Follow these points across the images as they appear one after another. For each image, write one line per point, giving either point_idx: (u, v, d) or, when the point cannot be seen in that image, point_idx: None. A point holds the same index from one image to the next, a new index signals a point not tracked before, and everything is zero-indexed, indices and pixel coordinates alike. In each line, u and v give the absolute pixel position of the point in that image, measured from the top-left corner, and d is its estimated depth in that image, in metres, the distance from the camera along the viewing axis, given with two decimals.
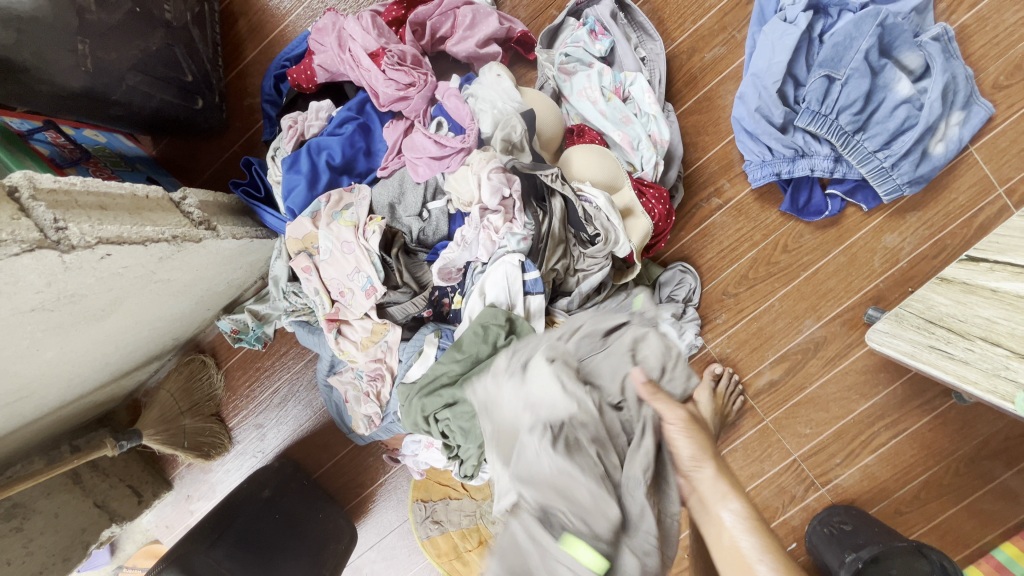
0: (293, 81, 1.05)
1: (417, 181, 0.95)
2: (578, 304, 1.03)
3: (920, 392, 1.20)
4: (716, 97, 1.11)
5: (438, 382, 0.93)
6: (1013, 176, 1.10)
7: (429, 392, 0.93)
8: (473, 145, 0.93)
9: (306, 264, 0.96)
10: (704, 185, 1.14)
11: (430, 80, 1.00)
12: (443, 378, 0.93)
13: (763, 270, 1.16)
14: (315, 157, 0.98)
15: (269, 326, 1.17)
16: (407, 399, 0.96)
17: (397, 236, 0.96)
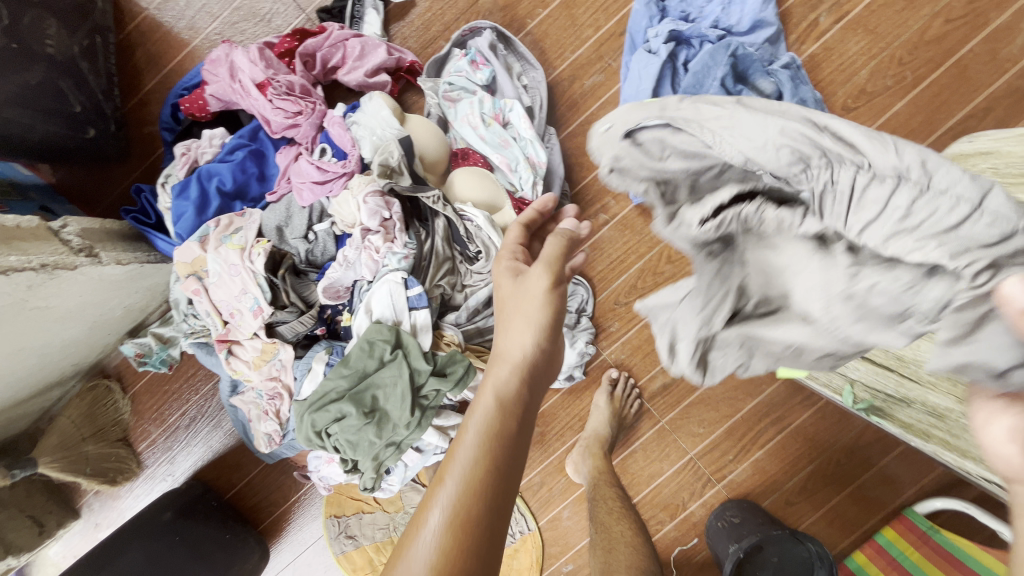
0: (186, 110, 1.09)
1: (302, 205, 1.00)
2: (467, 319, 1.08)
3: (800, 388, 1.29)
4: (597, 120, 1.19)
5: (326, 399, 0.96)
6: None
7: (317, 408, 0.96)
8: (355, 169, 0.99)
9: (195, 287, 0.99)
10: (591, 202, 1.22)
11: (318, 108, 1.06)
12: (329, 396, 0.96)
13: (650, 280, 1.24)
14: (205, 183, 1.02)
15: (175, 348, 1.18)
16: (299, 416, 0.98)
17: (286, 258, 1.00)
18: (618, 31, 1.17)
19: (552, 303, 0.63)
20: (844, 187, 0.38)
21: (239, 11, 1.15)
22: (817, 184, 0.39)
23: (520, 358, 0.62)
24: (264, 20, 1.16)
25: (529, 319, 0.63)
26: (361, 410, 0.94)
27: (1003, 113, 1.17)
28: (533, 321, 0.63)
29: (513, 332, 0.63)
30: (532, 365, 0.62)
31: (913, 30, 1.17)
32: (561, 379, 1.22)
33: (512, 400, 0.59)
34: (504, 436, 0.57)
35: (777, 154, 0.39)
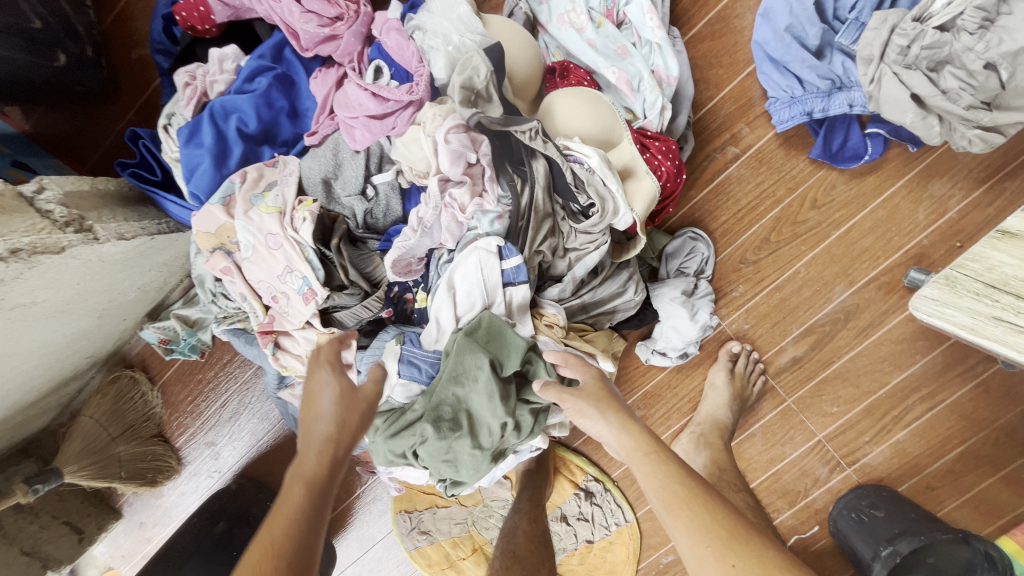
0: (183, 22, 0.80)
1: (354, 148, 0.74)
2: (572, 292, 0.84)
3: (961, 359, 1.05)
4: (731, 16, 0.89)
5: (399, 421, 0.77)
6: None
7: (394, 435, 0.76)
8: (424, 96, 0.72)
9: (225, 264, 0.75)
10: (717, 131, 0.94)
11: (361, 9, 0.77)
12: (402, 418, 0.77)
13: (787, 232, 0.98)
14: (222, 123, 0.76)
15: (204, 332, 0.96)
16: (372, 434, 0.78)
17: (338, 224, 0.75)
18: None
19: (349, 392, 0.60)
20: None
21: None
22: None
23: (314, 449, 0.55)
24: None
25: (332, 406, 0.58)
26: (437, 421, 0.74)
27: None
28: (332, 401, 0.59)
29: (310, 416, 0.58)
30: (329, 453, 0.56)
31: None
32: (673, 357, 1.00)
33: (296, 500, 0.51)
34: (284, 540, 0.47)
35: None
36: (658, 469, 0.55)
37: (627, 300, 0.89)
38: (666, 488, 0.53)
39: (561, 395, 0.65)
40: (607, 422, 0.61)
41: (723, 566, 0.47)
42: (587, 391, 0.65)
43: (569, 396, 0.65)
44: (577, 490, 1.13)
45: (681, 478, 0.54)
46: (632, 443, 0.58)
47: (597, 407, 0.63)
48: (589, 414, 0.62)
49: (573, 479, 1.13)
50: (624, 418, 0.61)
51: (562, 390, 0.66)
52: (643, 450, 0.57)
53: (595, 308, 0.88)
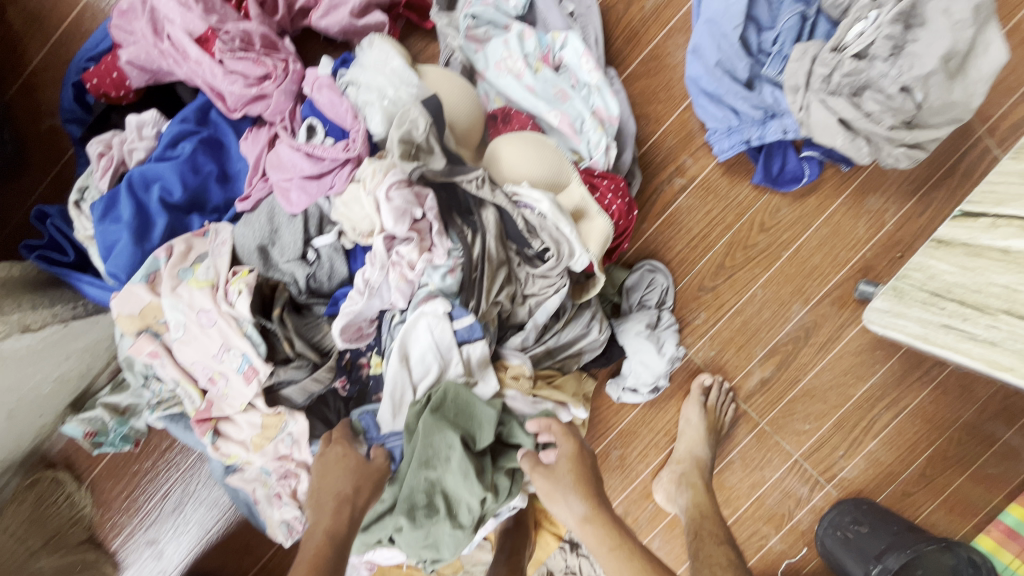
0: (95, 89, 0.76)
1: (291, 212, 0.70)
2: (536, 339, 0.82)
3: (918, 364, 1.08)
4: (664, 54, 0.91)
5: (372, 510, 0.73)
6: (995, 111, 0.98)
7: (369, 525, 0.73)
8: (362, 152, 0.69)
9: (152, 348, 0.69)
10: (663, 165, 0.95)
11: (290, 67, 0.74)
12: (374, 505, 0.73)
13: (740, 256, 0.99)
14: (143, 195, 0.71)
15: (137, 419, 0.86)
16: None
17: (279, 293, 0.70)
18: None
19: (353, 456, 0.70)
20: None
21: None
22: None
23: (331, 503, 0.64)
24: None
25: (341, 466, 0.69)
26: (412, 512, 0.70)
27: None
28: (341, 465, 0.69)
29: (326, 479, 0.67)
30: (342, 506, 0.64)
31: None
32: (645, 393, 0.97)
33: (322, 548, 0.59)
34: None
35: None
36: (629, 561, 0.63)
37: (592, 340, 0.87)
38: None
39: (534, 469, 0.72)
40: (573, 506, 0.69)
41: None
42: (555, 471, 0.71)
43: (540, 477, 0.71)
44: (561, 543, 1.06)
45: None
46: (594, 532, 0.66)
47: (563, 491, 0.70)
48: (559, 496, 0.69)
49: (556, 531, 1.04)
50: (592, 504, 0.68)
51: (537, 462, 0.72)
52: (608, 544, 0.65)
53: (560, 352, 0.86)
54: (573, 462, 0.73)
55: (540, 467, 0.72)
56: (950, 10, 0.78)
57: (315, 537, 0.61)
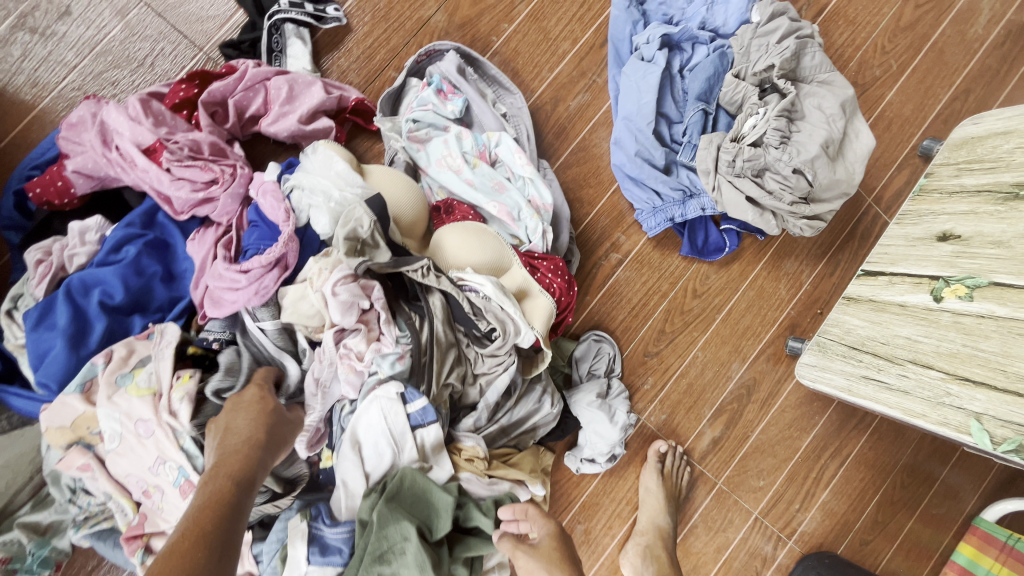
0: (37, 198, 0.76)
1: (223, 316, 0.73)
2: (488, 418, 0.83)
3: (852, 412, 1.15)
4: (591, 146, 1.01)
5: None
6: (877, 185, 1.14)
7: None
8: (294, 253, 0.72)
9: (83, 461, 0.67)
10: (599, 241, 1.03)
11: (240, 171, 0.78)
12: None
13: (678, 321, 1.06)
14: (81, 300, 0.70)
15: (61, 539, 0.78)
16: None
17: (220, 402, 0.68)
18: (597, 43, 1.01)
19: (268, 405, 0.64)
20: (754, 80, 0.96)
21: (106, 57, 0.86)
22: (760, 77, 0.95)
23: (242, 447, 0.57)
24: (144, 64, 0.87)
25: (250, 413, 0.62)
26: None
27: (981, 94, 1.18)
28: (253, 416, 0.62)
29: (230, 426, 0.60)
30: (252, 452, 0.57)
31: (889, 18, 1.14)
32: (602, 463, 0.97)
33: (223, 496, 0.51)
34: (208, 544, 0.45)
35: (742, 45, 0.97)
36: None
37: (545, 414, 0.88)
38: None
39: (514, 552, 0.72)
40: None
41: None
42: (539, 550, 0.72)
43: (522, 554, 0.72)
44: None
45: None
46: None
47: (548, 568, 0.70)
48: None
49: None
50: None
51: (514, 544, 0.73)
52: None
53: (514, 429, 0.87)
54: (556, 541, 0.74)
55: (525, 544, 0.73)
56: (822, 107, 0.93)
57: (212, 482, 0.53)
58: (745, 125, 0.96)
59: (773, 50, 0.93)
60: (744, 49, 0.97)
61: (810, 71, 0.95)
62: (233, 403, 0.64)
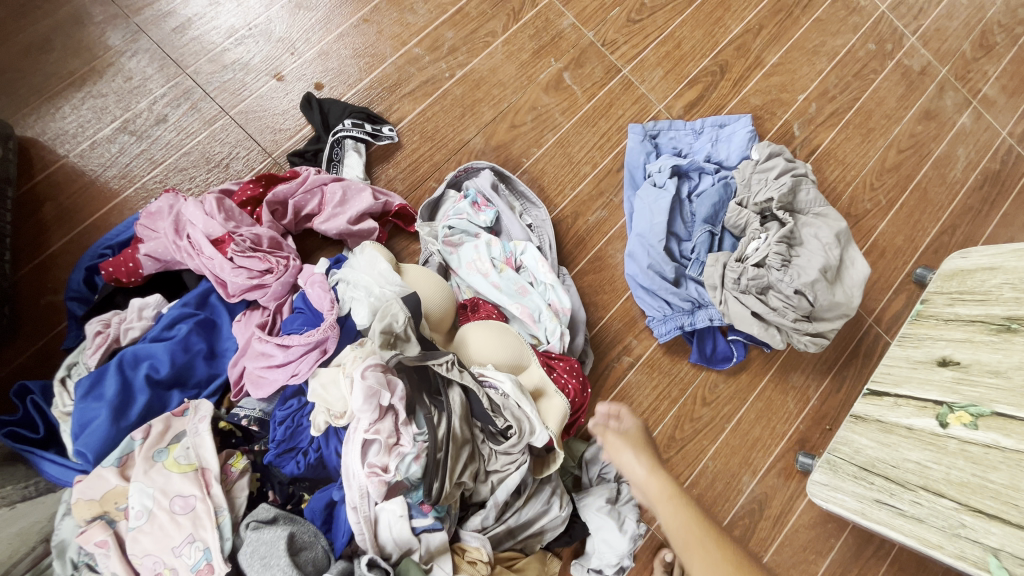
0: (108, 275, 0.84)
1: (259, 397, 0.78)
2: (496, 518, 0.83)
3: (870, 537, 1.11)
4: (606, 256, 1.10)
5: None
6: (876, 306, 1.20)
7: None
8: (330, 333, 0.79)
9: (102, 537, 0.67)
10: (612, 344, 1.08)
11: (292, 263, 0.86)
12: None
13: (688, 428, 1.08)
14: (131, 372, 0.76)
15: None
16: None
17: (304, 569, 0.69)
18: (615, 167, 1.14)
19: None
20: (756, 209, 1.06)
21: (189, 157, 0.99)
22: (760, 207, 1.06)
23: None
24: (220, 164, 1.00)
25: None
26: None
27: (966, 229, 1.29)
28: None
29: None
30: None
31: (875, 160, 1.27)
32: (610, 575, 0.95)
33: None
34: None
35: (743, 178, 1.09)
36: (706, 546, 0.64)
37: (553, 518, 0.88)
38: (687, 532, 0.66)
39: (604, 433, 0.79)
40: (639, 460, 0.76)
41: None
42: (627, 434, 0.79)
43: (612, 435, 0.79)
44: None
45: (699, 521, 0.67)
46: (659, 484, 0.73)
47: (630, 448, 0.77)
48: (628, 454, 0.77)
49: None
50: (654, 465, 0.75)
51: (606, 428, 0.80)
52: (669, 494, 0.71)
53: (520, 531, 0.87)
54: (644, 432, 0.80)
55: (613, 425, 0.79)
56: (818, 236, 1.03)
57: None
58: (747, 247, 1.05)
59: (771, 185, 1.05)
60: (745, 181, 1.08)
61: (806, 204, 1.06)
62: None
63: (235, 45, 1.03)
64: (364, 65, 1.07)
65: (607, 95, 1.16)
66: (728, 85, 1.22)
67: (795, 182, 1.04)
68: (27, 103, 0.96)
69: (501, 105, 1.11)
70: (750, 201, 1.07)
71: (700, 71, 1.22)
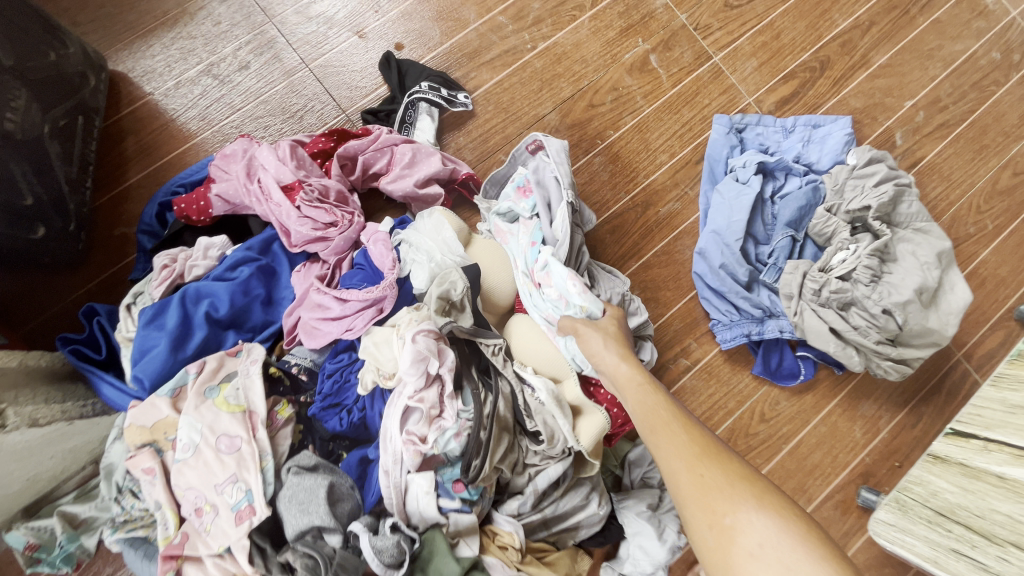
0: (180, 212, 0.85)
1: (312, 347, 0.77)
2: (532, 506, 0.79)
3: None
4: (674, 251, 1.04)
5: None
6: (967, 340, 1.09)
7: None
8: (389, 294, 0.77)
9: (150, 464, 0.68)
10: (670, 344, 1.02)
11: (356, 220, 0.85)
12: None
13: (742, 443, 1.00)
14: (191, 307, 0.76)
15: (88, 538, 0.80)
16: None
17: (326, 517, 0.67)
18: (693, 159, 1.07)
19: None
20: (846, 216, 0.97)
21: (266, 105, 0.99)
22: (851, 215, 0.97)
23: None
24: (295, 116, 1.00)
25: None
26: None
27: None
28: None
29: None
30: None
31: (986, 180, 1.15)
32: None
33: None
34: None
35: (835, 182, 1.00)
36: (674, 431, 0.61)
37: (591, 515, 0.84)
38: (653, 416, 0.63)
39: (576, 325, 0.76)
40: (607, 345, 0.73)
41: (732, 484, 0.54)
42: (599, 325, 0.76)
43: (585, 327, 0.75)
44: None
45: (668, 406, 0.64)
46: (630, 370, 0.70)
47: (601, 338, 0.74)
48: (599, 339, 0.74)
49: None
50: (626, 354, 0.72)
51: (575, 320, 0.76)
52: (638, 381, 0.68)
53: (556, 524, 0.82)
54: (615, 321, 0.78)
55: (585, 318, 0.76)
56: (916, 254, 0.93)
57: None
58: (831, 257, 0.96)
59: (868, 191, 0.96)
60: (839, 186, 0.99)
61: (906, 218, 0.96)
62: None
63: None
64: (446, 28, 1.04)
65: (694, 82, 1.09)
66: (827, 83, 1.13)
67: (896, 192, 0.95)
68: (122, 38, 0.98)
69: (581, 83, 1.06)
70: (840, 208, 0.98)
71: (799, 65, 1.13)
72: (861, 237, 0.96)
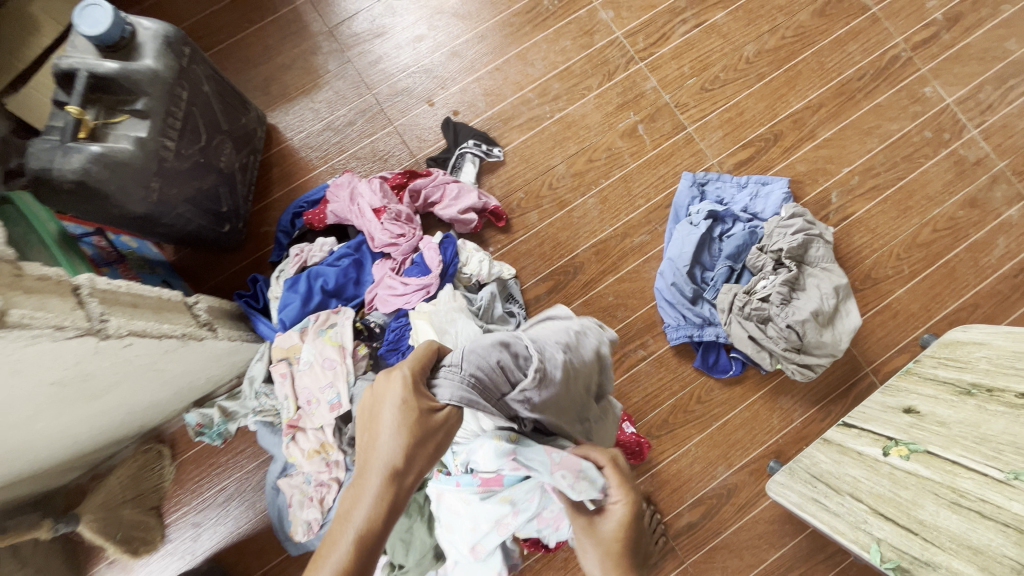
0: (308, 221, 1.32)
1: (385, 312, 1.21)
2: None
3: (823, 546, 1.31)
4: (642, 271, 1.41)
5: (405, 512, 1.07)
6: (876, 358, 1.39)
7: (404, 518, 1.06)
8: (432, 283, 1.20)
9: (284, 370, 1.13)
10: (633, 338, 1.38)
11: (417, 233, 1.27)
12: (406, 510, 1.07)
13: (681, 417, 1.35)
14: (312, 281, 1.21)
15: (233, 423, 1.24)
16: None
17: None
18: (664, 204, 1.44)
19: (411, 450, 0.60)
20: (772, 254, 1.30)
21: (364, 150, 1.45)
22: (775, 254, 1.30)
23: (364, 503, 0.58)
24: (382, 159, 1.45)
25: (402, 452, 0.59)
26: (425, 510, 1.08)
27: (989, 310, 1.41)
28: (385, 460, 0.59)
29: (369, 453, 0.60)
30: (379, 516, 0.57)
31: (908, 234, 1.44)
32: None
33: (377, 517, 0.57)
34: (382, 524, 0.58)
35: (768, 228, 1.34)
36: None
37: None
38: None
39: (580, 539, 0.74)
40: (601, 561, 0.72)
41: None
42: (594, 530, 0.72)
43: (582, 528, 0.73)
44: None
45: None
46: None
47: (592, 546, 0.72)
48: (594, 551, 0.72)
49: None
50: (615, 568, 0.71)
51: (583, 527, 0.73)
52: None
53: None
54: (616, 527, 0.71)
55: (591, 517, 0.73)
56: (820, 286, 1.26)
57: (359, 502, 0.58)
58: (756, 283, 1.30)
59: (788, 236, 1.29)
60: (770, 231, 1.33)
61: (815, 259, 1.29)
62: (378, 398, 0.63)
63: (406, 78, 1.48)
64: (490, 101, 1.47)
65: (670, 146, 1.46)
66: (778, 151, 1.46)
67: (808, 239, 1.28)
68: (275, 100, 1.47)
69: (584, 143, 1.45)
70: (767, 248, 1.31)
71: (756, 136, 1.47)
72: (779, 270, 1.29)
